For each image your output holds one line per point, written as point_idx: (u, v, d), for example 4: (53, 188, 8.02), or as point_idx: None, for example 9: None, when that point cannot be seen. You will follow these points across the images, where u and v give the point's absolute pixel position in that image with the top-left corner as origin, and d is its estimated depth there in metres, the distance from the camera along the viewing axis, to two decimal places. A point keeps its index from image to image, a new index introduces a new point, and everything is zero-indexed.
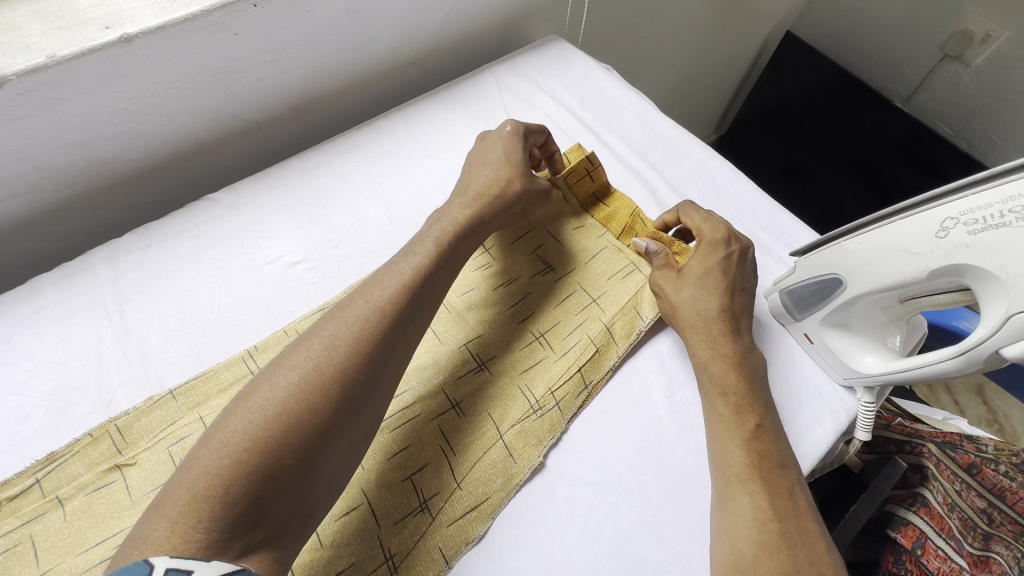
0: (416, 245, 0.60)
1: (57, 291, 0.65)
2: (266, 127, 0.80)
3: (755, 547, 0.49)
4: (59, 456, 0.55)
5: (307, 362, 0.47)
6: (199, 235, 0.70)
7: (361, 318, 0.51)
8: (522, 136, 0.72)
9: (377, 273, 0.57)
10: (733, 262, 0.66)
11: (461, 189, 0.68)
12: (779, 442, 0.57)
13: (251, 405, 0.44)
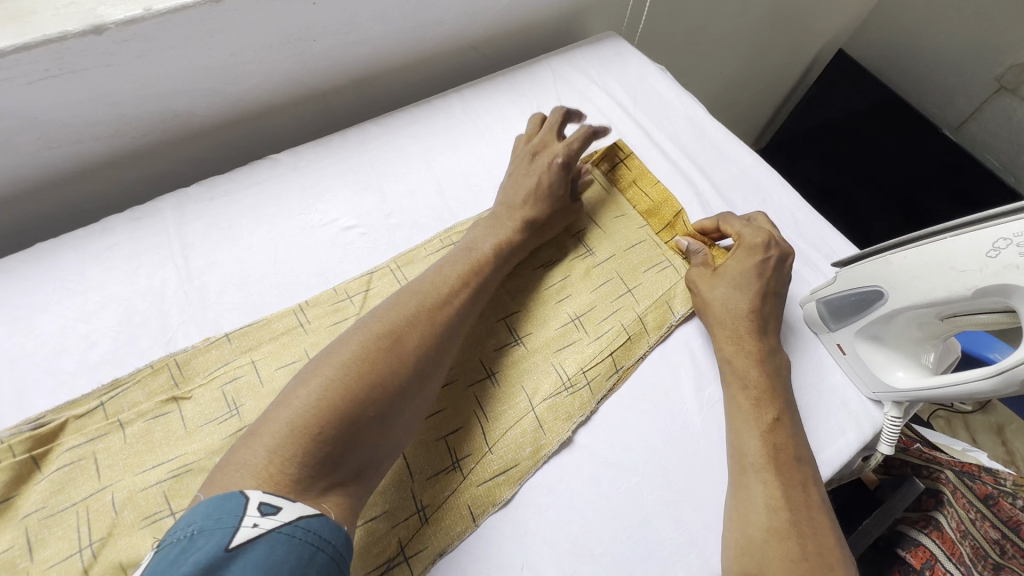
0: (469, 247, 0.66)
1: (127, 232, 0.68)
2: (329, 95, 0.83)
3: (765, 533, 0.53)
4: (123, 383, 0.58)
5: (388, 333, 0.52)
6: (260, 192, 0.73)
7: (433, 303, 0.57)
8: (569, 165, 0.75)
9: (440, 264, 0.63)
10: (766, 264, 0.68)
11: (507, 207, 0.71)
12: (798, 439, 0.60)
13: (339, 361, 0.49)
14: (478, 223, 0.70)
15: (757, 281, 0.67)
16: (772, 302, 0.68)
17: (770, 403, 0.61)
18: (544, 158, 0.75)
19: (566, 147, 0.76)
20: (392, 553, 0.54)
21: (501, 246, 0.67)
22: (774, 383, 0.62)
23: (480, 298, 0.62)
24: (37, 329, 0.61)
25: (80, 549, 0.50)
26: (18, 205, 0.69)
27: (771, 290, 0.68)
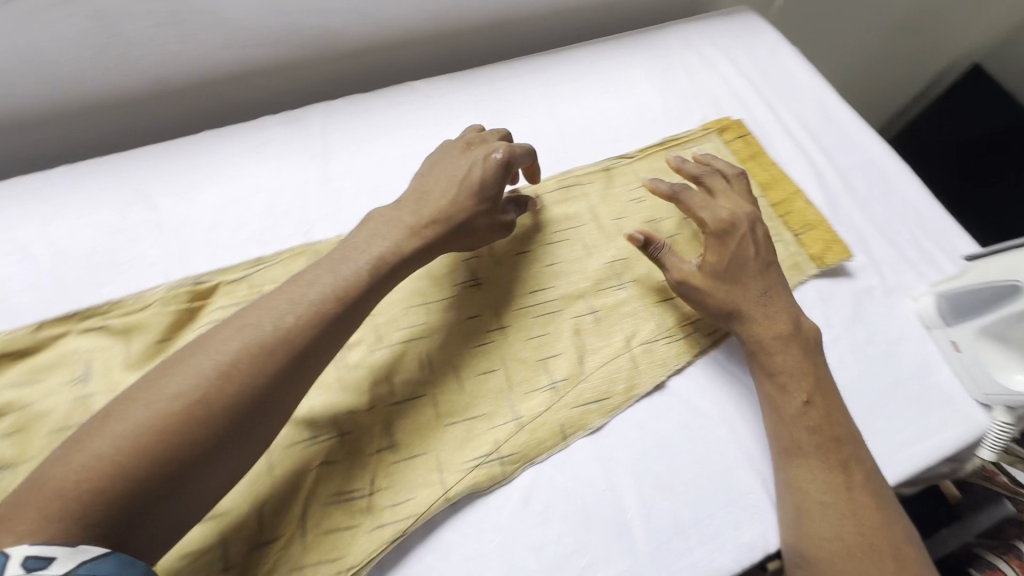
0: (339, 259, 0.54)
1: (279, 133, 0.75)
2: (466, 35, 0.87)
3: (792, 512, 0.55)
4: (268, 261, 0.65)
5: (220, 361, 0.44)
6: (397, 114, 0.79)
7: (263, 342, 0.46)
8: (510, 165, 0.64)
9: (293, 283, 0.51)
10: (737, 248, 0.64)
11: (423, 198, 0.60)
12: (837, 419, 0.58)
13: (151, 399, 0.42)
14: (374, 214, 0.59)
15: (735, 267, 0.64)
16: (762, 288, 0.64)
17: (792, 385, 0.60)
18: (480, 151, 0.64)
19: (510, 144, 0.64)
20: (490, 450, 0.57)
21: (391, 265, 0.55)
22: (797, 365, 0.60)
23: (341, 329, 0.50)
24: (199, 204, 0.69)
25: None
26: (187, 97, 0.77)
27: (751, 272, 0.64)
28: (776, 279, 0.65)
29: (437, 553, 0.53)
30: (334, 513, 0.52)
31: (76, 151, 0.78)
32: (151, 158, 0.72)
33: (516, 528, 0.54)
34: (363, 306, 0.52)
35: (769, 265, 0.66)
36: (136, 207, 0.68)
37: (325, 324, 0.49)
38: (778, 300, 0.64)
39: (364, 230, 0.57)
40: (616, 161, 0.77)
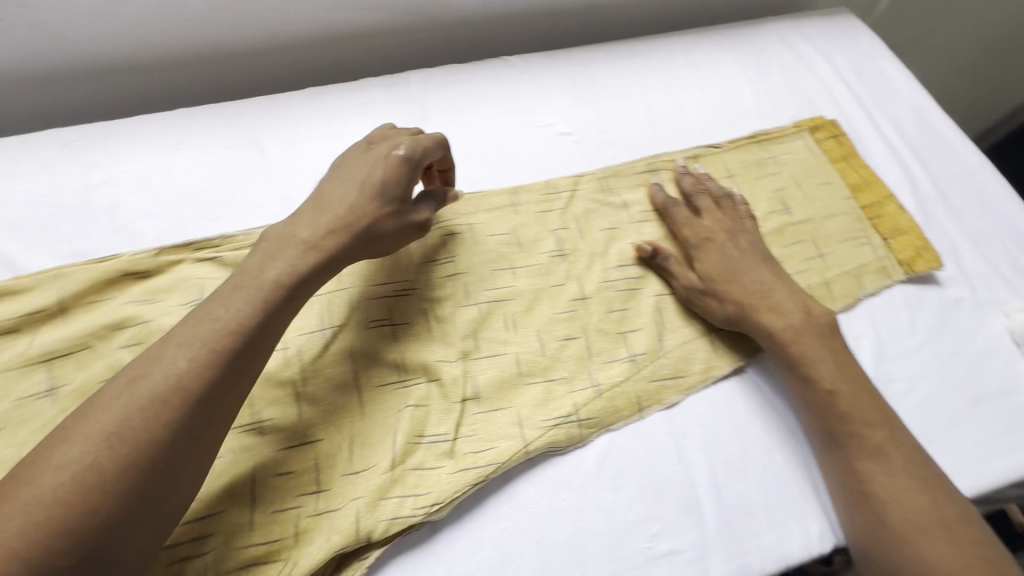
0: (249, 277, 0.50)
1: (380, 94, 0.78)
2: (562, 15, 0.88)
3: (841, 503, 0.56)
4: None
5: (134, 401, 0.42)
6: (493, 87, 0.81)
7: (162, 392, 0.43)
8: (414, 161, 0.58)
9: (194, 319, 0.47)
10: (717, 250, 0.67)
11: (317, 207, 0.55)
12: (865, 404, 0.58)
13: (60, 459, 0.39)
14: (271, 231, 0.54)
15: (728, 270, 0.65)
16: (764, 290, 0.64)
17: (811, 373, 0.60)
18: (382, 148, 0.58)
19: (415, 139, 0.59)
20: (568, 412, 0.58)
21: (296, 282, 0.50)
22: (811, 352, 0.61)
23: (252, 363, 0.47)
24: (304, 155, 0.73)
25: (322, 328, 0.60)
26: (294, 53, 0.80)
27: (748, 273, 0.65)
28: (780, 272, 0.66)
29: (513, 503, 0.55)
30: (420, 452, 0.55)
31: (188, 96, 0.82)
32: (261, 107, 0.76)
33: (591, 489, 0.56)
34: (274, 330, 0.49)
35: (766, 266, 0.66)
36: (246, 152, 0.72)
37: (235, 353, 0.46)
38: (783, 300, 0.63)
39: (268, 244, 0.52)
40: (705, 149, 0.78)
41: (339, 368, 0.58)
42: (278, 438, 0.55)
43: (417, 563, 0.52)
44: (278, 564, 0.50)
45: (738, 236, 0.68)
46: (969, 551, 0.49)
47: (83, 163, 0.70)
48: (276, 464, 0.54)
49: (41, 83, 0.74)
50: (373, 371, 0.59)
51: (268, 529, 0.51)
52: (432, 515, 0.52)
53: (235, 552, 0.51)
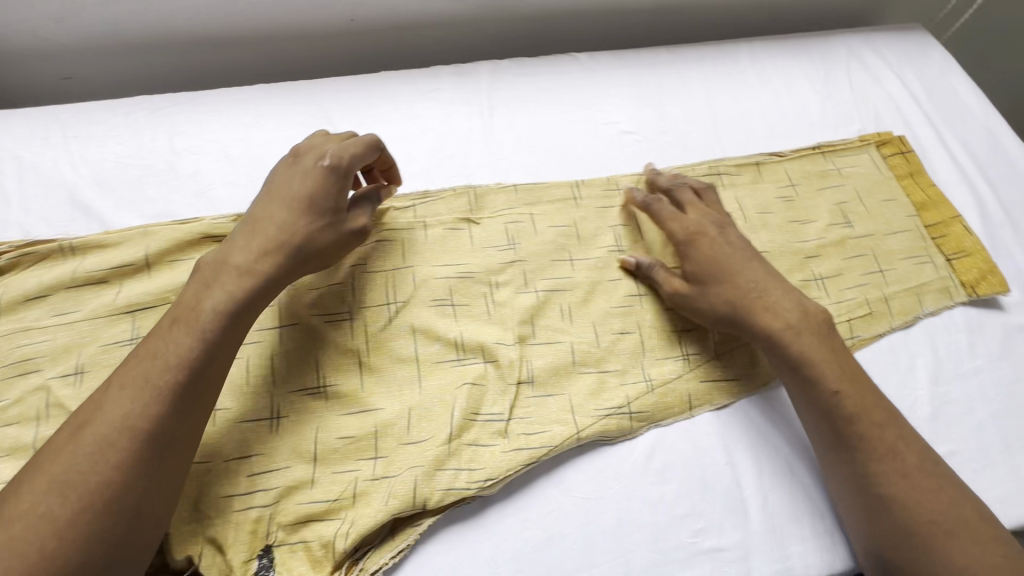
0: (186, 310, 0.51)
1: (449, 82, 0.80)
2: (631, 16, 0.89)
3: (857, 508, 0.55)
4: (433, 195, 0.70)
5: (89, 447, 0.45)
6: (559, 81, 0.82)
7: (111, 433, 0.46)
8: (339, 170, 0.58)
9: (135, 359, 0.49)
10: (708, 246, 0.64)
11: (248, 231, 0.56)
12: (872, 403, 0.57)
13: (24, 514, 0.43)
14: (206, 260, 0.55)
15: (716, 266, 0.62)
16: (757, 289, 0.61)
17: (816, 373, 0.57)
18: (308, 160, 0.59)
19: (340, 147, 0.59)
20: (620, 404, 0.60)
21: (232, 309, 0.52)
22: (813, 351, 0.58)
23: (201, 391, 0.49)
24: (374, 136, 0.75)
25: (389, 304, 0.62)
26: (369, 38, 0.83)
27: (740, 270, 0.62)
28: (768, 267, 0.64)
29: (562, 486, 0.56)
30: (475, 429, 0.57)
31: (264, 73, 0.86)
32: (336, 88, 0.78)
33: (638, 480, 0.57)
34: (220, 359, 0.51)
35: (756, 261, 0.64)
36: (320, 130, 0.75)
37: (182, 384, 0.48)
38: (777, 298, 0.61)
39: (203, 273, 0.54)
40: (769, 157, 0.77)
41: (403, 342, 0.61)
42: (341, 403, 0.58)
43: (466, 534, 0.54)
44: (335, 522, 0.52)
45: (726, 230, 0.65)
46: (990, 549, 0.50)
47: (169, 129, 0.73)
48: (337, 428, 0.56)
49: (134, 52, 0.79)
50: (433, 347, 0.61)
51: (326, 488, 0.53)
52: (484, 489, 0.54)
53: (292, 506, 0.52)
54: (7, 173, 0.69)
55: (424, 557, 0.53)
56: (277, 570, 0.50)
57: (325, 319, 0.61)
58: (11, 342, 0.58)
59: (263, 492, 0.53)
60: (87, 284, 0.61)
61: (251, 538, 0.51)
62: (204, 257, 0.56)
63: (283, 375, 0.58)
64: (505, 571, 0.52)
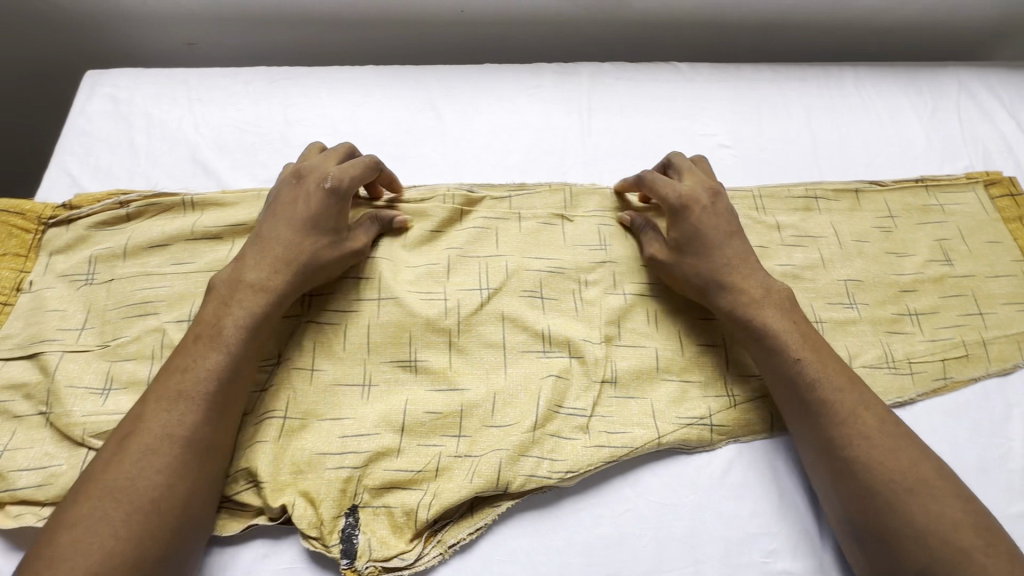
0: (209, 328, 0.55)
1: (550, 79, 0.81)
2: (734, 30, 0.89)
3: (825, 473, 0.55)
4: (530, 188, 0.71)
5: (133, 454, 0.48)
6: (658, 89, 0.82)
7: (153, 440, 0.49)
8: (340, 190, 0.61)
9: (165, 375, 0.52)
10: (697, 219, 0.63)
11: (258, 251, 0.59)
12: (832, 369, 0.57)
13: (78, 521, 0.45)
14: (218, 280, 0.58)
15: (700, 238, 0.62)
16: (735, 265, 0.62)
17: (779, 342, 0.58)
18: (310, 182, 0.62)
19: (340, 170, 0.62)
20: (702, 414, 0.60)
21: (253, 324, 0.55)
22: (776, 323, 0.59)
23: (230, 400, 0.53)
24: (474, 126, 0.77)
25: (481, 289, 0.63)
26: (474, 29, 0.85)
27: (721, 245, 0.62)
28: (746, 245, 0.63)
29: (636, 488, 0.57)
30: (557, 421, 0.58)
31: (370, 54, 0.89)
32: (440, 75, 0.81)
33: (713, 493, 0.57)
34: (244, 369, 0.54)
35: (735, 232, 0.64)
36: (423, 114, 0.77)
37: (216, 392, 0.52)
38: (752, 273, 0.62)
39: (221, 292, 0.57)
40: (869, 185, 0.75)
41: (492, 328, 0.62)
42: (429, 379, 0.59)
43: (541, 521, 0.55)
44: (417, 492, 0.54)
45: (715, 202, 0.64)
46: (951, 504, 0.51)
47: (283, 100, 0.77)
48: (425, 403, 0.58)
49: (255, 24, 0.83)
50: (521, 336, 0.62)
51: (411, 459, 0.55)
52: (564, 481, 0.55)
53: (379, 471, 0.54)
54: (136, 127, 0.73)
55: (500, 537, 0.54)
56: (362, 530, 0.53)
57: (419, 296, 0.62)
58: (133, 284, 0.61)
59: (354, 453, 0.54)
60: (203, 239, 0.64)
61: (340, 496, 0.53)
62: (216, 277, 0.59)
63: (376, 344, 0.60)
64: (576, 563, 0.53)
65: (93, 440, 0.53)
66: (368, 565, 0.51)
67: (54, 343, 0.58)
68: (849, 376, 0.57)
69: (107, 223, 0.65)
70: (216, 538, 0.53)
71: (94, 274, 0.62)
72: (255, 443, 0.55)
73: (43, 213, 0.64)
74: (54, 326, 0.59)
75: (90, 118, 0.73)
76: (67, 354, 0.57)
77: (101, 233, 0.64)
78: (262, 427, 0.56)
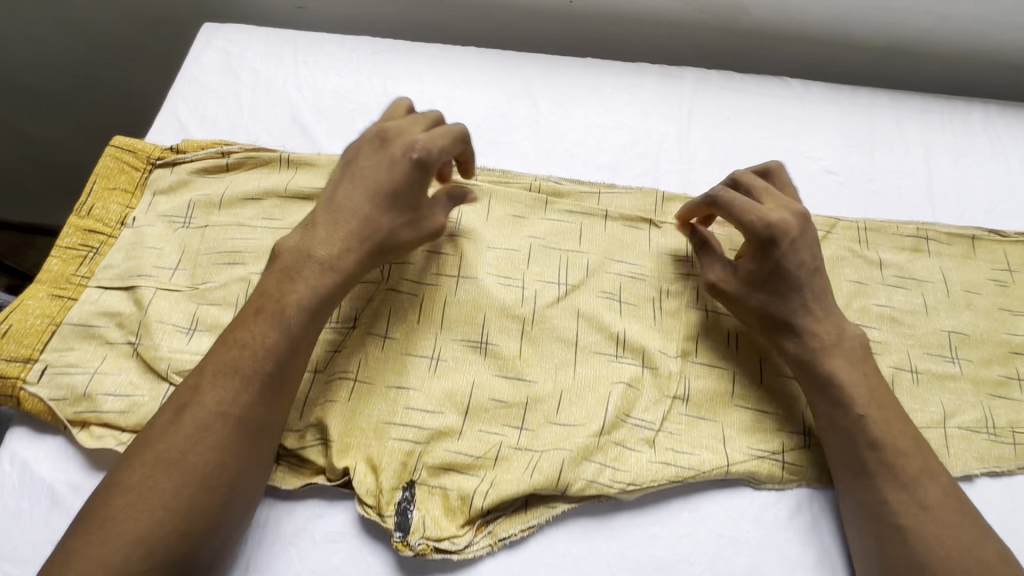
0: (270, 303, 0.52)
1: (654, 81, 0.79)
2: (855, 51, 0.84)
3: (871, 541, 0.51)
4: (620, 189, 0.69)
5: (186, 426, 0.47)
6: (764, 103, 0.79)
7: (207, 415, 0.47)
8: (428, 162, 0.56)
9: (223, 347, 0.50)
10: (783, 255, 0.56)
11: (331, 222, 0.55)
12: (899, 430, 0.52)
13: (130, 487, 0.45)
14: (285, 248, 0.55)
15: (784, 275, 0.56)
16: (815, 308, 0.57)
17: (846, 394, 0.54)
18: (395, 146, 0.57)
19: (429, 138, 0.56)
20: (774, 449, 0.57)
21: (316, 305, 0.52)
22: (844, 373, 0.54)
23: (286, 377, 0.51)
24: (570, 119, 0.75)
25: (559, 283, 0.63)
26: (581, 22, 0.84)
27: (803, 286, 0.57)
28: (826, 285, 0.58)
29: (696, 515, 0.55)
30: (623, 430, 0.56)
31: (473, 36, 0.89)
32: (542, 65, 0.80)
33: (776, 533, 0.54)
34: (302, 347, 0.52)
35: (818, 266, 0.58)
36: (520, 102, 0.76)
37: (272, 373, 0.50)
38: (830, 318, 0.57)
39: (287, 262, 0.54)
40: (988, 233, 0.69)
41: (566, 323, 0.60)
42: (497, 365, 0.58)
43: (594, 530, 0.54)
44: (474, 479, 0.53)
45: (800, 233, 0.57)
46: None
47: (384, 72, 0.78)
48: (490, 389, 0.57)
49: None
50: (594, 335, 0.60)
51: (471, 443, 0.55)
52: (625, 493, 0.53)
53: (439, 450, 0.54)
54: (243, 82, 0.75)
55: (550, 539, 0.53)
56: (416, 507, 0.52)
57: (498, 281, 0.62)
58: (226, 233, 0.63)
59: (417, 429, 0.55)
60: (296, 198, 0.66)
61: (400, 469, 0.53)
62: (282, 242, 0.55)
63: (449, 324, 0.59)
64: None
65: (175, 376, 0.55)
66: (420, 541, 0.51)
67: (149, 279, 0.60)
68: (914, 437, 0.53)
69: (207, 171, 0.67)
70: (276, 491, 0.54)
71: (191, 218, 0.64)
72: (328, 402, 0.55)
73: (152, 154, 0.67)
74: (151, 263, 0.61)
75: (203, 68, 0.76)
76: (159, 291, 0.59)
77: (200, 180, 0.66)
78: (333, 387, 0.56)
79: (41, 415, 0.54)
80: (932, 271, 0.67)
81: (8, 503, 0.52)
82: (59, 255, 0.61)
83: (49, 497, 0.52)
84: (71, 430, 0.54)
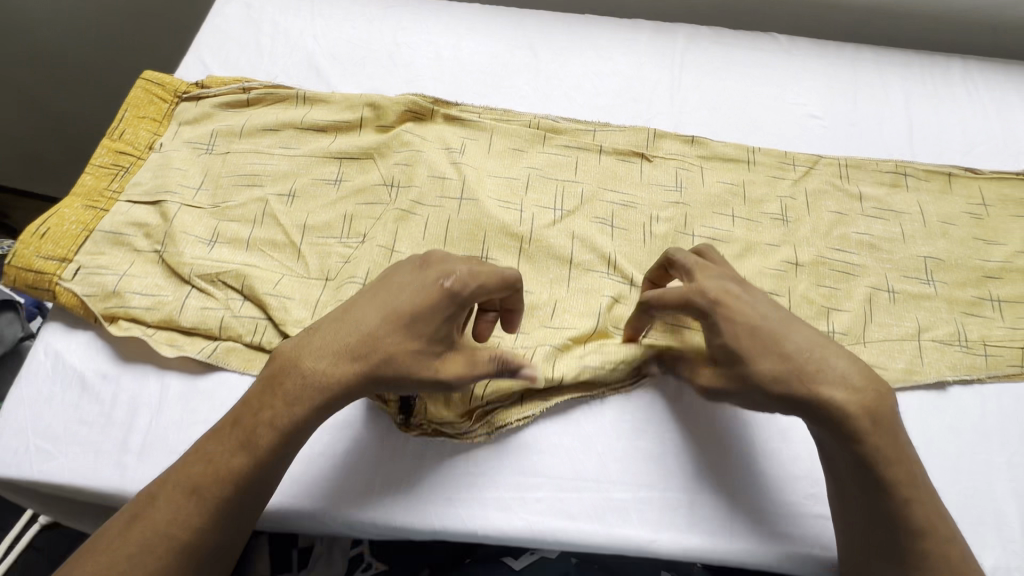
0: (249, 417, 0.48)
1: (647, 36, 0.84)
2: (838, 11, 0.88)
3: None
4: (614, 127, 0.73)
5: (133, 539, 0.43)
6: (752, 56, 0.83)
7: (154, 536, 0.44)
8: (459, 297, 0.49)
9: (192, 457, 0.47)
10: (734, 316, 0.52)
11: (333, 332, 0.50)
12: (938, 519, 0.47)
13: None
14: (282, 351, 0.50)
15: (752, 335, 0.51)
16: (812, 378, 0.49)
17: (886, 480, 0.47)
18: (433, 271, 0.51)
19: (471, 273, 0.50)
20: None
21: (291, 430, 0.48)
22: (886, 449, 0.48)
23: (247, 501, 0.47)
24: (568, 67, 0.80)
25: (555, 209, 0.67)
26: None
27: (778, 352, 0.50)
28: (826, 340, 0.51)
29: (684, 413, 0.58)
30: (613, 336, 0.60)
31: None
32: (542, 21, 0.85)
33: (759, 430, 0.57)
34: (271, 475, 0.48)
35: (784, 312, 0.53)
36: (521, 52, 0.81)
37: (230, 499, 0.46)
38: (849, 386, 0.49)
39: (279, 369, 0.49)
40: (963, 170, 0.73)
41: (561, 242, 0.64)
42: None
43: (585, 421, 0.57)
44: None
45: (729, 303, 0.52)
46: None
47: (394, 24, 0.83)
48: None
49: None
50: (588, 254, 0.64)
51: None
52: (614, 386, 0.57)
53: None
54: (263, 31, 0.81)
55: (544, 430, 0.57)
56: None
57: (499, 204, 0.66)
58: (246, 158, 0.68)
59: None
60: (310, 129, 0.70)
61: None
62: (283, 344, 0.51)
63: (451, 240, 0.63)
64: (614, 468, 0.55)
65: (197, 279, 0.60)
66: (421, 420, 0.55)
67: (174, 195, 0.65)
68: (951, 522, 0.48)
69: (229, 106, 0.72)
70: None
71: (214, 146, 0.69)
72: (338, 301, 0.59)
73: (179, 88, 0.72)
74: (176, 182, 0.66)
75: (226, 19, 0.82)
76: (184, 206, 0.64)
77: (223, 113, 0.71)
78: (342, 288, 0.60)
79: (74, 309, 0.58)
80: (910, 204, 0.71)
81: (44, 387, 0.56)
82: (93, 172, 0.66)
83: (80, 384, 0.57)
84: (102, 323, 0.58)
